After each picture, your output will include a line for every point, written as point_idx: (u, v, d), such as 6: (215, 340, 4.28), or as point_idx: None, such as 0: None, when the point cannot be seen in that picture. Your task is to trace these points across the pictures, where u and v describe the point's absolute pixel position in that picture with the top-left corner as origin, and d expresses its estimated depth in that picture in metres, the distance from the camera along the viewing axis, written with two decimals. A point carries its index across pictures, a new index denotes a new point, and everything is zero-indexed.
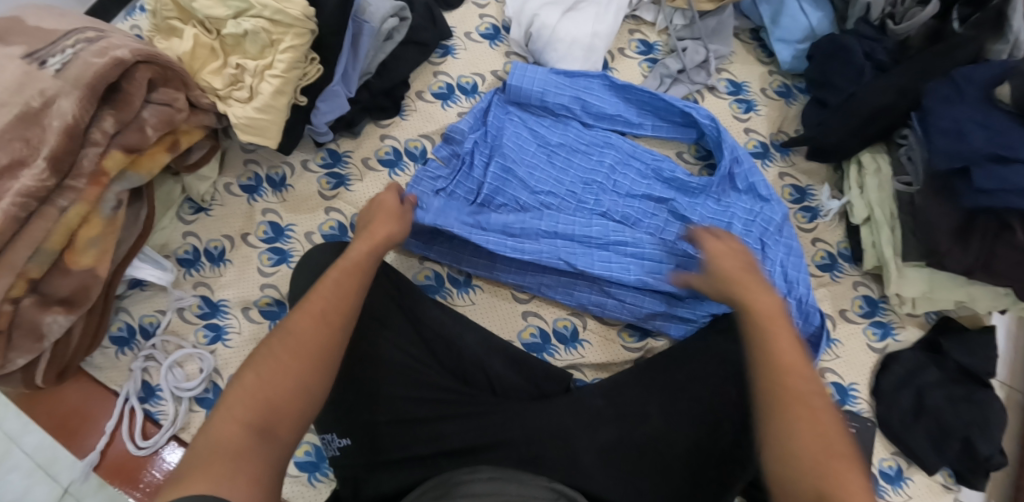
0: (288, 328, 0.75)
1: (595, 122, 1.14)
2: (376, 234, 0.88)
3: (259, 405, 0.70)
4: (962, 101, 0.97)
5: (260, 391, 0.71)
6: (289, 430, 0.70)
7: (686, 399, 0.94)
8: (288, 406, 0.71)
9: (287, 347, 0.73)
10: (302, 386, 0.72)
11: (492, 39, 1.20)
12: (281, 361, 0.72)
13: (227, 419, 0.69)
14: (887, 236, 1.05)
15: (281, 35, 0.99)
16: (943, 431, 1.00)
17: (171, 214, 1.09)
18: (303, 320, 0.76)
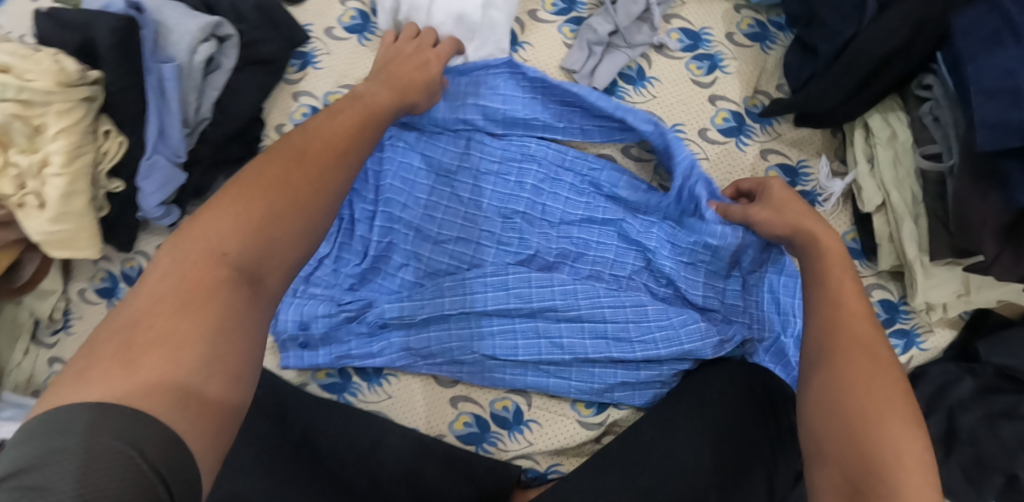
0: (283, 148, 0.62)
1: (506, 130, 0.87)
2: (397, 74, 0.76)
3: (248, 243, 0.57)
4: (1017, 42, 0.65)
5: (243, 220, 0.58)
6: (276, 277, 0.59)
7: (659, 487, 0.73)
8: (282, 248, 0.59)
9: (275, 170, 0.61)
10: (296, 214, 0.60)
11: (360, 31, 0.90)
12: (266, 190, 0.59)
13: (196, 248, 0.56)
14: (909, 228, 0.79)
15: (43, 119, 0.74)
16: (983, 465, 0.80)
17: (22, 344, 0.89)
18: (268, 169, 0.61)
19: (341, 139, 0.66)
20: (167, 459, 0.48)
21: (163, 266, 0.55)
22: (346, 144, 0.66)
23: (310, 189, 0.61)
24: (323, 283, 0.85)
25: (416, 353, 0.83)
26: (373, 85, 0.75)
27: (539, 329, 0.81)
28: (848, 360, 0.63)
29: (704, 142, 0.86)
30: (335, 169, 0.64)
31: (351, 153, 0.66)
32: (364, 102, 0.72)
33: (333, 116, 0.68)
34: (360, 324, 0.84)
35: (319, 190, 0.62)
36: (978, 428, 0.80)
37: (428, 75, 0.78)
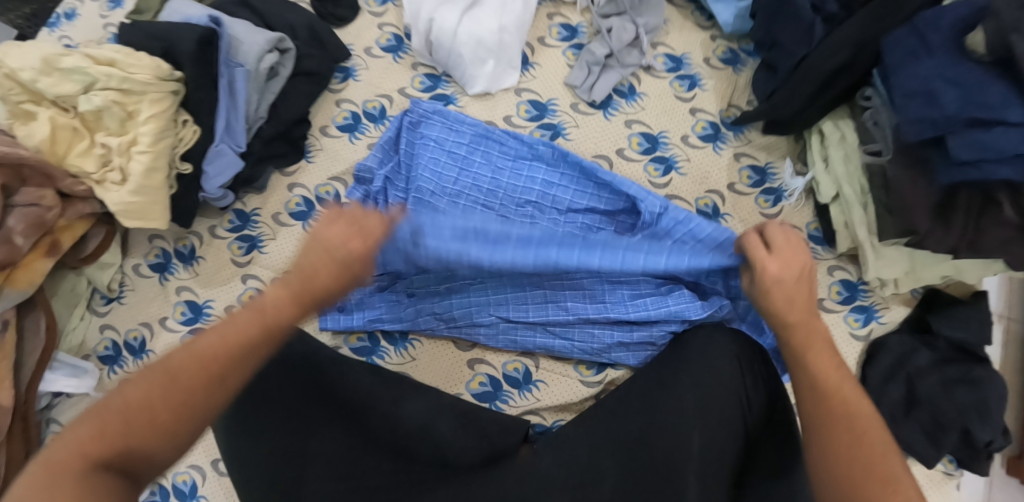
0: (196, 347, 0.65)
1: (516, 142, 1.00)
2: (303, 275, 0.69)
3: (122, 444, 0.62)
4: (930, 55, 0.83)
5: (149, 408, 0.63)
6: (150, 473, 0.64)
7: (642, 458, 0.81)
8: (156, 446, 0.63)
9: (190, 365, 0.64)
10: (190, 414, 0.64)
11: (395, 51, 1.06)
12: (181, 379, 0.64)
13: (115, 413, 0.62)
14: (859, 215, 0.93)
15: (137, 105, 0.89)
16: (939, 424, 0.91)
17: (79, 311, 1.00)
18: (186, 357, 0.65)
19: (229, 351, 0.65)
20: None
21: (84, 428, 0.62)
22: (274, 324, 0.68)
23: (208, 385, 0.64)
24: None
25: (440, 317, 0.95)
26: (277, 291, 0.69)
27: (546, 296, 0.94)
28: (833, 436, 0.70)
29: (687, 146, 1.01)
30: (241, 364, 0.66)
31: (264, 343, 0.67)
32: (280, 286, 0.69)
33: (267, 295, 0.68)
34: (392, 292, 0.97)
35: (196, 407, 0.64)
36: (935, 391, 0.92)
37: (353, 252, 0.71)
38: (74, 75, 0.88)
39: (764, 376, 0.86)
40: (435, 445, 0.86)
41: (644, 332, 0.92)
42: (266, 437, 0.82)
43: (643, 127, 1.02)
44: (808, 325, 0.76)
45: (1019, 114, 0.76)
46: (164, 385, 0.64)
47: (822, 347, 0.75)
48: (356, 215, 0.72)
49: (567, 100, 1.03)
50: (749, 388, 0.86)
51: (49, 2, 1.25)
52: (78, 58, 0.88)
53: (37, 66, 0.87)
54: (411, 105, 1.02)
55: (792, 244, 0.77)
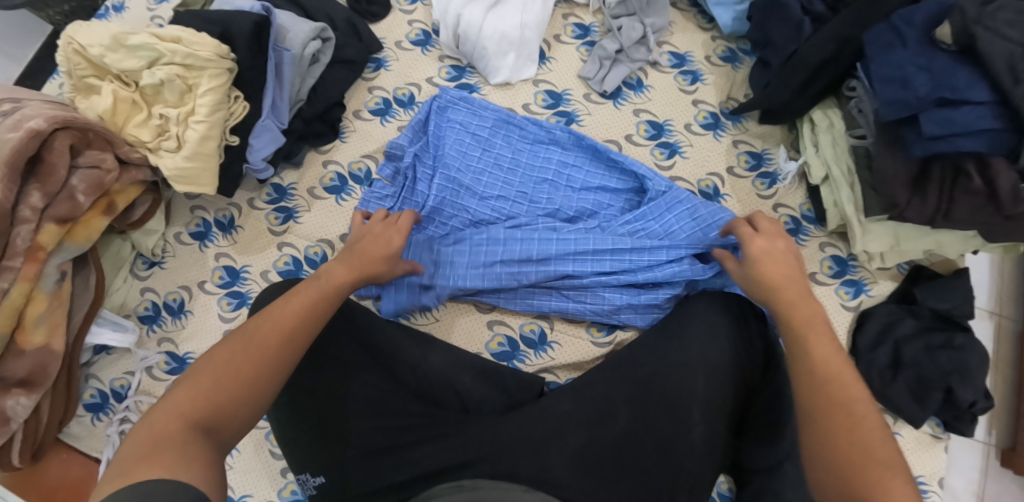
0: (265, 320, 0.78)
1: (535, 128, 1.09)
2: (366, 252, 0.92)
3: (208, 402, 0.71)
4: (903, 46, 0.92)
5: (234, 368, 0.74)
6: (232, 431, 0.71)
7: (648, 399, 0.89)
8: (240, 399, 0.72)
9: (266, 328, 0.77)
10: (268, 371, 0.75)
11: (423, 44, 1.16)
12: (260, 341, 0.76)
13: (207, 375, 0.73)
14: (847, 194, 1.02)
15: (197, 79, 0.98)
16: (924, 384, 0.98)
17: (123, 273, 1.08)
18: (262, 326, 0.78)
19: (290, 319, 0.79)
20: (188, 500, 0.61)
21: (183, 391, 0.71)
22: (331, 290, 0.84)
23: (282, 343, 0.77)
24: None
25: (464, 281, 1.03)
26: (333, 265, 0.89)
27: None
28: (821, 419, 0.72)
29: (689, 133, 1.11)
30: (304, 330, 0.79)
31: (322, 312, 0.82)
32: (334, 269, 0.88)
33: (331, 272, 0.87)
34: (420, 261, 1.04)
35: (273, 365, 0.75)
36: (920, 355, 1.00)
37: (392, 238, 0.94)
38: (139, 52, 0.97)
39: (759, 330, 0.95)
40: (459, 395, 0.94)
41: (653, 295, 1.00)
42: (314, 379, 0.92)
43: (650, 115, 1.11)
44: (805, 305, 0.81)
45: (982, 94, 0.86)
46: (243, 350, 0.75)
47: (820, 333, 0.78)
48: (393, 219, 0.96)
49: (581, 91, 1.13)
50: (745, 338, 0.93)
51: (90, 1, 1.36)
52: (144, 36, 0.97)
53: (105, 42, 0.97)
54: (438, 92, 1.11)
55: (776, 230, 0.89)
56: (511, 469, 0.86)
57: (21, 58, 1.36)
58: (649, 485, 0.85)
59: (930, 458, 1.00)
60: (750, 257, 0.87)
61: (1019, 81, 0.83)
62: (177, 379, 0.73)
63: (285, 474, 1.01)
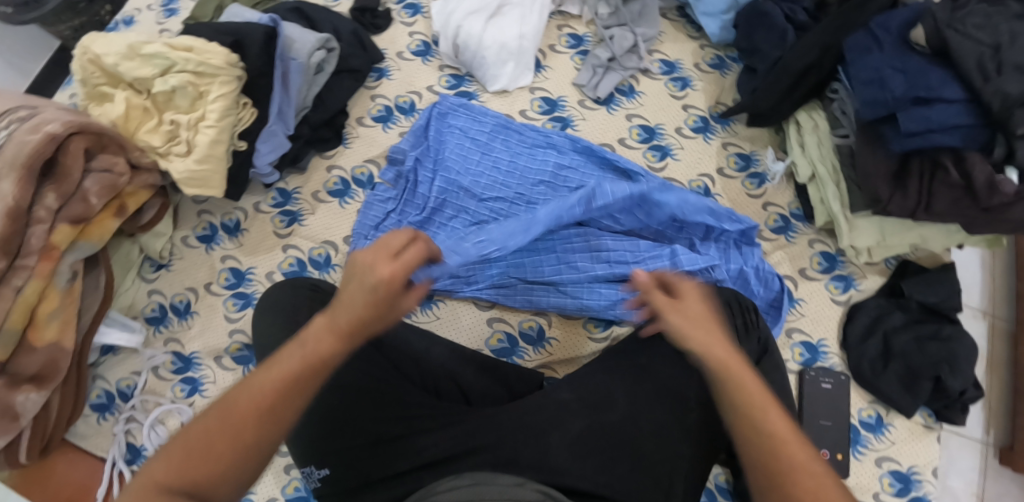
0: (251, 383, 0.66)
1: (532, 134, 1.13)
2: (343, 304, 0.70)
3: (188, 478, 0.63)
4: (880, 49, 0.97)
5: (211, 448, 0.64)
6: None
7: (642, 393, 0.91)
8: (220, 479, 0.64)
9: (247, 402, 0.65)
10: (250, 447, 0.65)
11: (423, 55, 1.20)
12: (234, 414, 0.65)
13: (179, 450, 0.64)
14: (833, 190, 1.06)
15: (208, 86, 1.02)
16: (913, 373, 1.01)
17: (132, 275, 1.10)
18: (244, 397, 0.66)
19: (269, 394, 0.66)
20: None
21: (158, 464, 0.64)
22: (320, 361, 0.68)
23: (260, 422, 0.65)
24: (390, 230, 1.08)
25: (464, 279, 1.05)
26: (320, 320, 0.70)
27: (559, 258, 1.04)
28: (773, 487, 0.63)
29: (680, 137, 1.15)
30: (291, 398, 0.66)
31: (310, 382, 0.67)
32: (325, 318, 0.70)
33: (318, 336, 0.69)
34: None
35: (257, 441, 0.65)
36: (908, 346, 1.03)
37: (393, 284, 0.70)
38: (153, 60, 1.01)
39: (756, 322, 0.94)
40: (460, 387, 0.97)
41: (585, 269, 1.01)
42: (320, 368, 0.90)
43: (642, 120, 1.16)
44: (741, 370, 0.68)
45: (955, 92, 0.90)
46: (222, 424, 0.65)
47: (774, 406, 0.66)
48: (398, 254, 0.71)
49: (576, 98, 1.17)
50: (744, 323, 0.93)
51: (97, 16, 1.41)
52: (158, 46, 1.01)
53: (121, 51, 1.01)
54: (438, 99, 1.15)
55: (676, 298, 0.73)
56: (513, 455, 0.86)
57: (30, 71, 1.41)
58: (644, 470, 0.86)
59: (922, 448, 1.01)
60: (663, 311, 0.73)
61: (989, 79, 0.87)
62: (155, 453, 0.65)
63: (289, 471, 1.02)
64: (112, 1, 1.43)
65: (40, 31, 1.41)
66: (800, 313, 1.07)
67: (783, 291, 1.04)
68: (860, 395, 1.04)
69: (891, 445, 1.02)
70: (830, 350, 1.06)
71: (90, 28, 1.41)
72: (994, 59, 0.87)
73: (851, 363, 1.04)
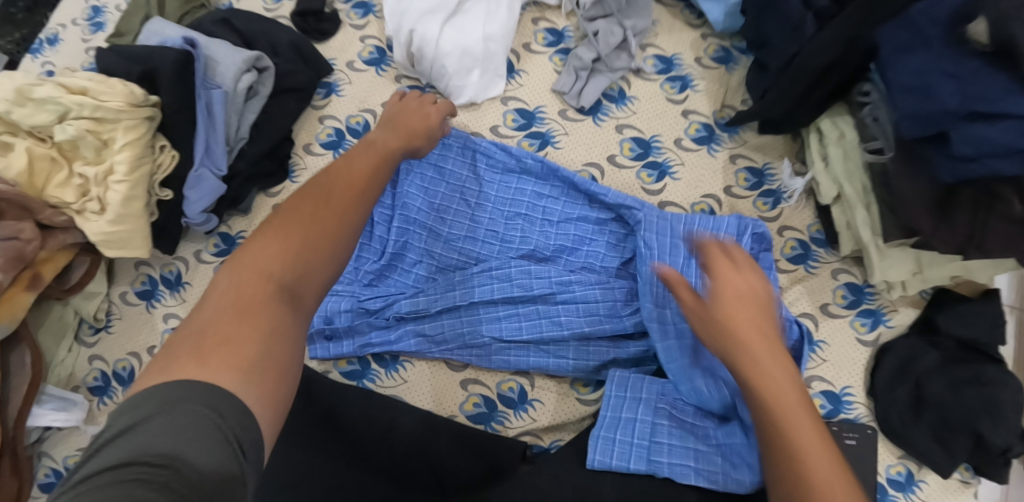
0: (338, 167, 0.71)
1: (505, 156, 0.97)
2: (410, 127, 0.81)
3: (281, 264, 0.63)
4: (926, 47, 0.77)
5: (296, 230, 0.65)
6: (313, 297, 0.64)
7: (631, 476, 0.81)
8: (316, 271, 0.64)
9: (342, 183, 0.70)
10: (338, 238, 0.66)
11: (377, 64, 1.03)
12: (282, 233, 0.64)
13: (232, 273, 0.62)
14: (862, 215, 0.89)
15: (111, 133, 0.87)
16: (948, 425, 0.86)
17: (67, 342, 0.98)
18: (337, 181, 0.70)
19: (360, 180, 0.71)
20: (244, 429, 0.54)
21: (209, 307, 0.60)
22: (389, 154, 0.76)
23: (360, 193, 0.70)
24: (346, 280, 0.95)
25: (431, 339, 0.92)
26: (383, 133, 0.80)
27: (540, 311, 0.91)
28: None
29: (680, 150, 0.98)
30: (375, 182, 0.72)
31: (351, 214, 0.68)
32: (377, 139, 0.78)
33: (383, 139, 0.78)
34: (380, 317, 0.93)
35: (343, 226, 0.67)
36: (945, 394, 0.87)
37: (431, 124, 0.84)
38: (47, 105, 0.86)
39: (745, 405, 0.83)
40: (432, 469, 0.85)
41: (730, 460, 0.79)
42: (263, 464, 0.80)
43: (634, 132, 0.98)
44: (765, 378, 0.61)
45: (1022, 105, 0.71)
46: (317, 204, 0.67)
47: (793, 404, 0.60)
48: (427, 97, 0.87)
49: (556, 108, 1.00)
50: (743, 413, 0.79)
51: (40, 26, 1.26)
52: (51, 88, 0.86)
53: (10, 97, 0.86)
54: None
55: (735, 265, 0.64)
56: None
57: None
58: None
59: None
60: (715, 318, 0.63)
61: None
62: (204, 291, 0.62)
63: None
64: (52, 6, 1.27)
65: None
66: (821, 358, 0.92)
67: (803, 338, 0.88)
68: (887, 448, 0.90)
69: None
70: (855, 399, 0.91)
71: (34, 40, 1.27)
72: None
73: (878, 414, 0.90)
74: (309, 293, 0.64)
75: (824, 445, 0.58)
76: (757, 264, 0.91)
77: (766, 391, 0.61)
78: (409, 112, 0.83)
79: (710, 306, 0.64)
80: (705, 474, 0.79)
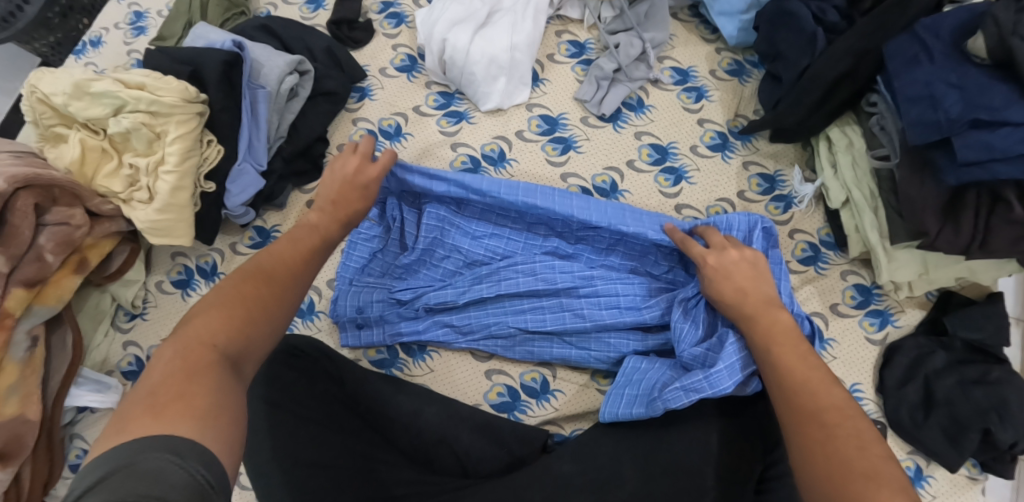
0: (275, 251, 0.78)
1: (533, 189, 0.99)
2: (338, 206, 0.86)
3: (228, 333, 0.69)
4: (931, 60, 0.84)
5: (241, 306, 0.71)
6: (253, 364, 0.70)
7: (658, 458, 0.84)
8: (257, 343, 0.70)
9: (281, 264, 0.77)
10: (274, 314, 0.72)
11: (409, 70, 1.09)
12: (225, 309, 0.70)
13: (179, 346, 0.67)
14: (870, 219, 0.94)
15: (164, 126, 0.92)
16: (959, 425, 0.88)
17: (104, 327, 1.02)
18: (273, 259, 0.77)
19: (298, 259, 0.78)
20: (206, 466, 0.59)
21: (159, 371, 0.65)
22: (325, 234, 0.83)
23: (295, 274, 0.77)
24: (376, 273, 1.00)
25: (458, 329, 0.97)
26: (317, 213, 0.85)
27: (562, 304, 0.95)
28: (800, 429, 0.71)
29: (696, 156, 1.03)
30: (310, 260, 0.80)
31: (283, 297, 0.74)
32: (312, 226, 0.83)
33: (316, 217, 0.84)
34: (409, 308, 0.98)
35: (281, 300, 0.74)
36: (954, 393, 0.90)
37: (368, 179, 0.88)
38: (104, 98, 0.91)
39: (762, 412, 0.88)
40: (457, 455, 0.89)
41: (709, 375, 0.84)
42: (303, 447, 0.84)
43: (652, 138, 1.04)
44: (787, 347, 0.78)
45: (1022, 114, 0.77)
46: (257, 284, 0.73)
47: (795, 348, 0.77)
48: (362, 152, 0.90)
49: (578, 114, 1.06)
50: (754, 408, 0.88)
51: (75, 31, 1.29)
52: (108, 83, 0.92)
53: (69, 90, 0.91)
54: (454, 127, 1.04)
55: (729, 242, 0.89)
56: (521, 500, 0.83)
57: (12, 90, 1.32)
58: None
59: None
60: (715, 299, 0.86)
61: None
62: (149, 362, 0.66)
63: None
64: (89, 14, 1.31)
65: (20, 51, 1.31)
66: (832, 355, 0.95)
67: (814, 333, 0.91)
68: (897, 443, 0.92)
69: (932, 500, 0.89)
70: (865, 395, 0.94)
71: (69, 43, 1.30)
72: None
73: (889, 411, 0.92)
74: (248, 363, 0.69)
75: (857, 423, 0.70)
76: (769, 260, 0.94)
77: (781, 359, 0.77)
78: (343, 186, 0.87)
79: (741, 296, 0.84)
80: (691, 388, 0.85)
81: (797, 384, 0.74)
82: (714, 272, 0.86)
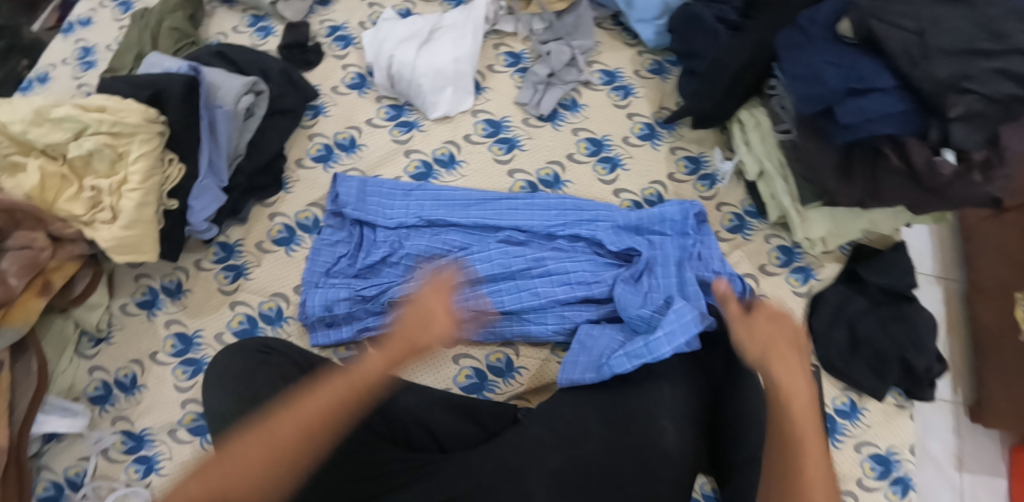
0: (302, 400, 0.77)
1: (482, 195, 1.07)
2: (404, 346, 0.82)
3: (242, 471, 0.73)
4: (811, 44, 0.96)
5: (257, 456, 0.73)
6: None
7: (621, 411, 0.89)
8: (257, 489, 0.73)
9: (291, 428, 0.75)
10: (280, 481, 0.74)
11: (359, 87, 1.16)
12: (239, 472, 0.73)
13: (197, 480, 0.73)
14: (781, 186, 1.06)
15: (127, 146, 0.95)
16: (881, 357, 0.99)
17: (68, 354, 1.02)
18: (287, 421, 0.76)
19: (314, 422, 0.76)
20: None
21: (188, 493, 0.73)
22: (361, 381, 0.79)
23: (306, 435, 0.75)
24: (341, 274, 1.04)
25: None
26: (376, 353, 0.82)
27: (519, 285, 1.01)
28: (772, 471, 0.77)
29: (628, 146, 1.13)
30: (318, 433, 0.76)
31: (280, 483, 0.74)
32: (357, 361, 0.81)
33: (368, 360, 0.81)
34: (375, 304, 1.01)
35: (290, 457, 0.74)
36: (875, 332, 1.01)
37: (432, 338, 0.82)
38: (64, 124, 0.94)
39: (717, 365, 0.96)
40: (431, 433, 0.93)
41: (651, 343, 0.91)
42: None
43: (588, 133, 1.14)
44: (795, 393, 0.78)
45: (887, 81, 0.90)
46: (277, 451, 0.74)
47: (802, 404, 0.78)
48: (438, 284, 0.85)
49: (519, 116, 1.15)
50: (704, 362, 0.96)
51: (13, 72, 1.30)
52: (68, 108, 0.95)
53: (29, 117, 0.94)
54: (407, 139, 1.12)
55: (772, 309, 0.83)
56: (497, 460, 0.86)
57: None
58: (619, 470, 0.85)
59: (899, 428, 0.99)
60: (750, 336, 0.82)
61: (917, 65, 0.87)
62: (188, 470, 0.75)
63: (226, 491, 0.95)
64: (28, 56, 1.33)
65: None
66: None
67: (745, 290, 1.00)
68: (831, 382, 1.02)
69: (866, 429, 0.99)
70: None
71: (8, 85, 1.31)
72: (920, 45, 0.87)
73: (820, 353, 1.02)
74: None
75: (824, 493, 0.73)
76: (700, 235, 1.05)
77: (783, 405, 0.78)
78: (416, 327, 0.83)
79: (779, 348, 0.81)
80: (634, 354, 0.91)
81: (789, 433, 0.77)
82: (754, 323, 0.82)
